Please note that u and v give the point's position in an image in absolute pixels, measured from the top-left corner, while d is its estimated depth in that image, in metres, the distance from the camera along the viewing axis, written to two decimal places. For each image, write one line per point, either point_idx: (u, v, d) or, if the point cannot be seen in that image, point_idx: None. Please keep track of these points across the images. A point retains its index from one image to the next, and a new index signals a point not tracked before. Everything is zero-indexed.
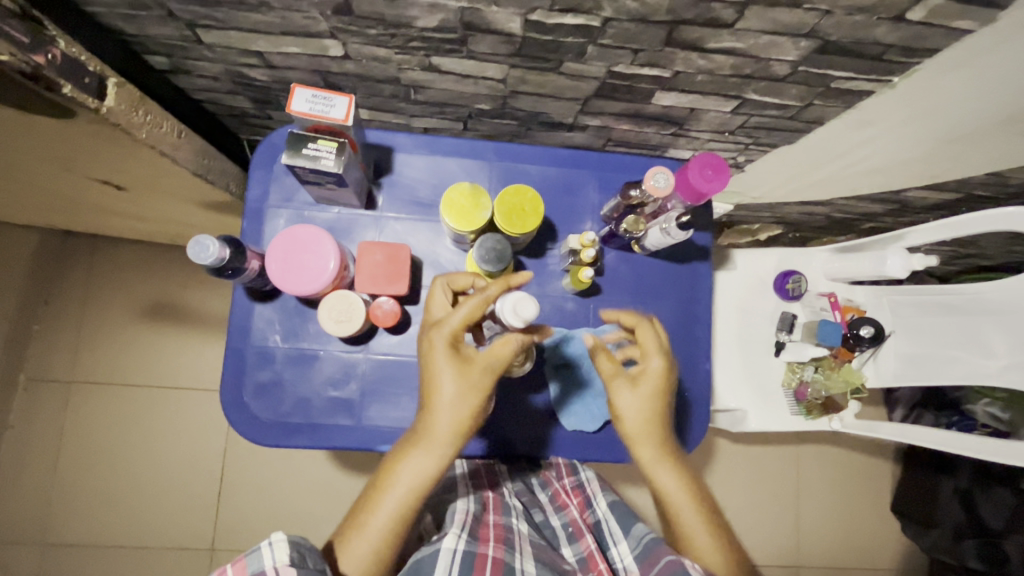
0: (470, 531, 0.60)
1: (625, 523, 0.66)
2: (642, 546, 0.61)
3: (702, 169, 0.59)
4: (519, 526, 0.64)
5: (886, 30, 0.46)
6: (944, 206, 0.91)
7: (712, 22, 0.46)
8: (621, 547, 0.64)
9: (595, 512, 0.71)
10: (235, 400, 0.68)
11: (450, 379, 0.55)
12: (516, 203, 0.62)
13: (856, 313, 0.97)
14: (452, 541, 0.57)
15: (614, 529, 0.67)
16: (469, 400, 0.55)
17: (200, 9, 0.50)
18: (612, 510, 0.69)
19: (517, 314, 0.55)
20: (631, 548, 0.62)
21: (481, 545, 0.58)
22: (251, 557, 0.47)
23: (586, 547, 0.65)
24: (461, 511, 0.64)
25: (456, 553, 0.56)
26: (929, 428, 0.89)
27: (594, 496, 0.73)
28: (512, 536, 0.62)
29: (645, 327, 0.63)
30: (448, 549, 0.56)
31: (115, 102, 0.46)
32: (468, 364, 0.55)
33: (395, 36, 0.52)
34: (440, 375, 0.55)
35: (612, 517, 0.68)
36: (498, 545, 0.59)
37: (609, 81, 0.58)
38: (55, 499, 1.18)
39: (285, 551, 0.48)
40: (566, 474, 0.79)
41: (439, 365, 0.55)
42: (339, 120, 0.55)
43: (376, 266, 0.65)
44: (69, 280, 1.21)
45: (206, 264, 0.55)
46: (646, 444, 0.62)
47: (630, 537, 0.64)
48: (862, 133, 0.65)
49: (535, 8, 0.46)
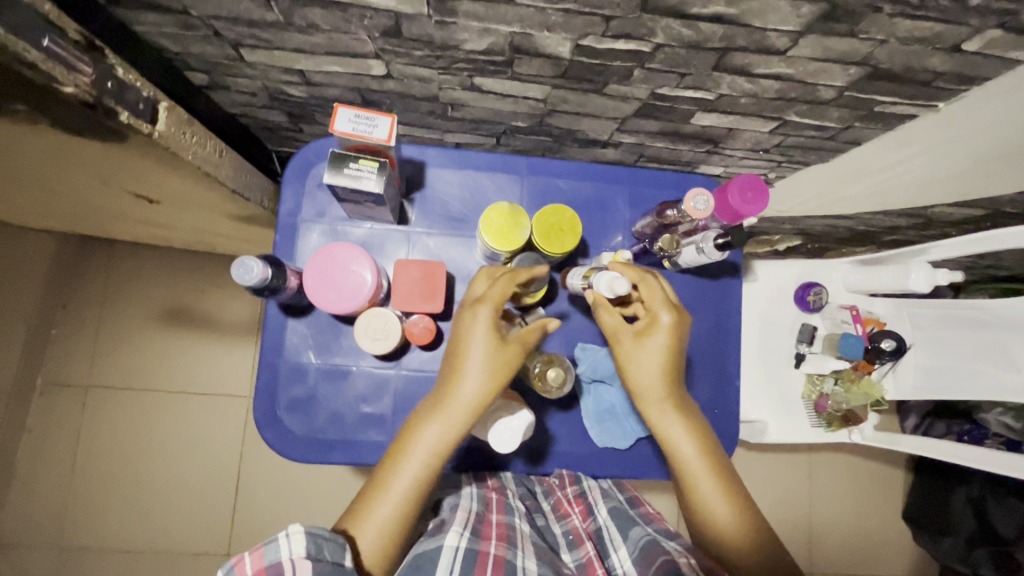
0: (471, 529, 0.55)
1: (625, 529, 0.59)
2: (640, 549, 0.55)
3: (741, 191, 0.60)
4: (521, 526, 0.59)
5: (939, 59, 0.46)
6: (969, 221, 0.91)
7: (764, 49, 0.46)
8: (621, 553, 0.57)
9: (596, 519, 0.64)
10: (267, 415, 0.68)
11: (483, 347, 0.55)
12: (554, 222, 0.63)
13: (877, 325, 0.95)
14: (453, 539, 0.53)
15: (615, 535, 0.60)
16: (502, 370, 0.55)
17: (247, 30, 0.49)
18: (613, 517, 0.62)
19: (610, 288, 0.60)
20: (629, 554, 0.56)
21: (483, 543, 0.53)
22: (267, 547, 0.43)
23: (586, 554, 0.59)
24: (462, 507, 0.59)
25: (458, 551, 0.51)
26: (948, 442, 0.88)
27: (596, 503, 0.66)
28: (514, 535, 0.56)
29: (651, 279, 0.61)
30: (450, 547, 0.52)
31: (166, 125, 0.48)
32: (502, 340, 0.56)
33: (441, 57, 0.52)
34: (474, 348, 0.55)
35: (613, 524, 0.61)
36: (499, 543, 0.54)
37: (651, 102, 0.58)
38: (72, 502, 1.18)
39: (302, 544, 0.44)
40: (569, 482, 0.70)
41: (476, 337, 0.55)
42: (382, 140, 0.55)
43: (412, 283, 0.64)
44: (88, 284, 1.21)
45: (248, 285, 0.55)
46: (652, 397, 0.60)
47: (628, 542, 0.57)
48: (897, 152, 0.65)
49: (587, 35, 0.46)
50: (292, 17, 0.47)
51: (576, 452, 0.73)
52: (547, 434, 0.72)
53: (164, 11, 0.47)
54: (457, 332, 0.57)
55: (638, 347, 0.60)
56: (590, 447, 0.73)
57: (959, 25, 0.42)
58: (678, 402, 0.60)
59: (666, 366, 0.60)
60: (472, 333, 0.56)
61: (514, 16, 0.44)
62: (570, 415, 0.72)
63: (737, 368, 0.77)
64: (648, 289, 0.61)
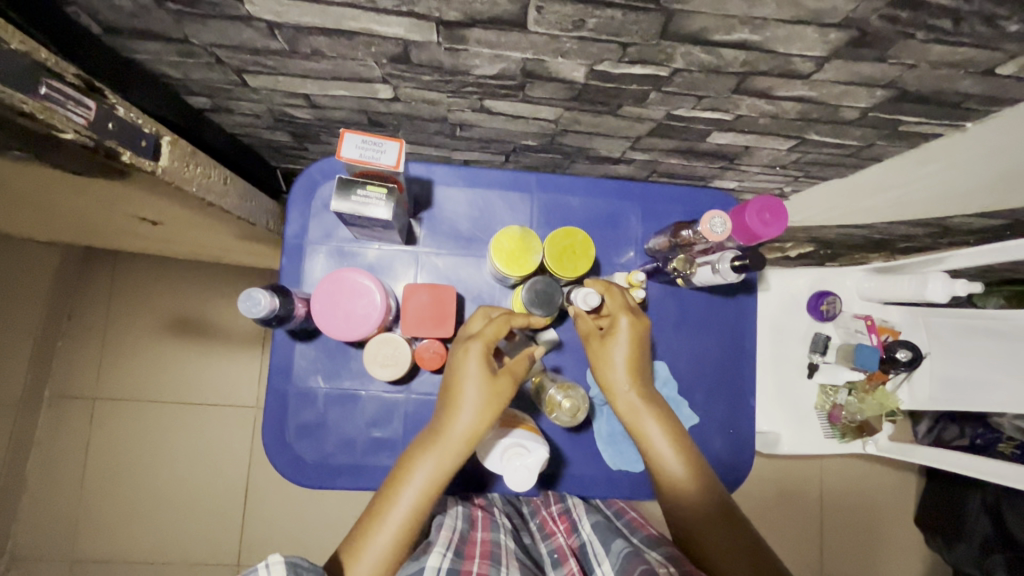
0: (454, 550, 0.53)
1: (608, 542, 0.58)
2: (622, 560, 0.53)
3: (759, 212, 0.58)
4: (505, 544, 0.58)
5: (971, 82, 0.44)
6: (989, 230, 0.88)
7: (787, 73, 0.44)
8: (604, 567, 0.55)
9: (580, 536, 0.62)
10: (276, 442, 0.67)
11: (478, 380, 0.54)
12: (567, 244, 0.62)
13: (891, 334, 0.91)
14: (435, 560, 0.51)
15: (597, 549, 0.58)
16: (498, 404, 0.55)
17: (250, 57, 0.48)
18: (597, 531, 0.61)
19: (586, 302, 0.60)
20: (611, 566, 0.54)
21: (465, 562, 0.51)
22: None
23: (569, 569, 0.56)
24: (446, 527, 0.58)
25: (440, 570, 0.49)
26: (960, 453, 0.86)
27: (581, 519, 0.64)
28: (498, 553, 0.55)
29: (612, 287, 0.64)
30: (431, 568, 0.50)
31: (169, 160, 0.47)
32: (497, 375, 0.55)
33: (451, 81, 0.50)
34: (467, 384, 0.54)
35: (595, 539, 0.60)
36: (482, 561, 0.52)
37: (665, 122, 0.56)
38: (82, 514, 1.18)
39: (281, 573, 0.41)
40: (554, 501, 0.71)
41: (472, 370, 0.54)
42: (389, 166, 0.53)
43: (422, 308, 0.63)
44: (93, 297, 1.21)
45: (257, 316, 0.54)
46: (621, 392, 0.62)
47: (611, 555, 0.55)
48: (919, 168, 0.63)
49: (603, 60, 0.44)
50: (296, 45, 0.45)
51: (589, 475, 0.71)
52: (560, 456, 0.71)
53: (165, 40, 0.45)
54: (453, 364, 0.56)
55: (605, 347, 0.63)
56: (602, 469, 0.71)
57: (994, 51, 0.40)
58: (650, 399, 0.61)
59: (632, 363, 0.62)
60: (467, 366, 0.55)
61: (527, 43, 0.43)
62: (582, 438, 0.71)
63: (753, 387, 0.75)
64: (611, 295, 0.63)
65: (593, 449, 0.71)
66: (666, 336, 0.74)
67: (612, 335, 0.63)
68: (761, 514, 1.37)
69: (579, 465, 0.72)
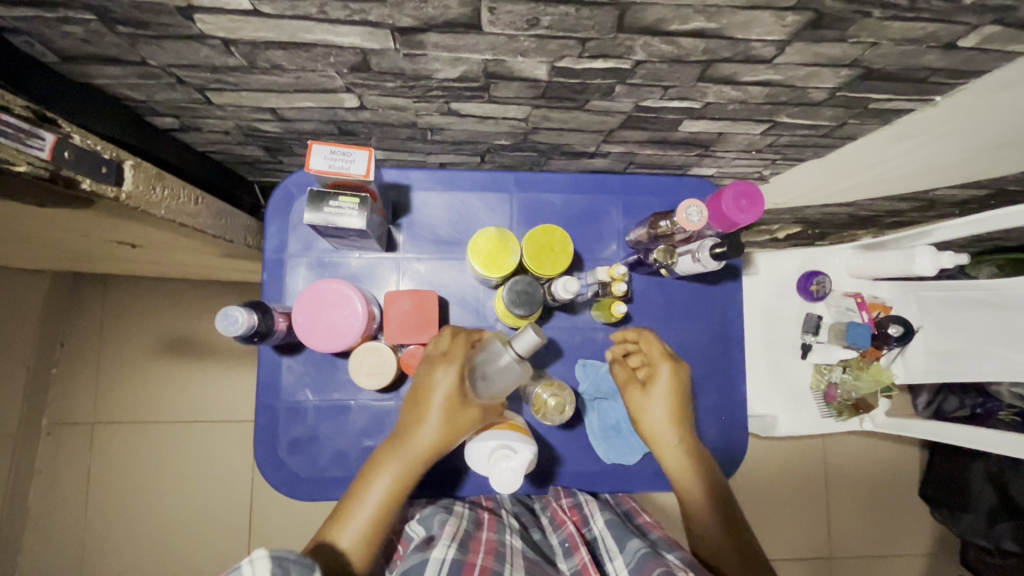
0: (459, 542, 0.54)
1: (622, 540, 0.58)
2: (637, 559, 0.53)
3: (735, 199, 0.58)
4: (511, 541, 0.58)
5: (935, 57, 0.44)
6: (973, 200, 0.88)
7: (750, 58, 0.44)
8: (617, 563, 0.56)
9: (592, 529, 0.63)
10: (269, 458, 0.67)
11: (443, 398, 0.55)
12: (544, 242, 0.61)
13: (883, 310, 0.93)
14: (440, 551, 0.52)
15: (610, 545, 0.58)
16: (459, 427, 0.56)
17: (210, 75, 0.48)
18: (610, 527, 0.61)
19: (566, 291, 0.59)
20: (626, 564, 0.54)
21: (470, 555, 0.52)
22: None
23: (580, 560, 0.57)
24: (451, 523, 0.58)
25: (445, 561, 0.51)
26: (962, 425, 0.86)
27: (592, 514, 0.65)
28: (503, 549, 0.55)
29: (649, 337, 0.66)
30: (436, 559, 0.51)
31: (134, 184, 0.47)
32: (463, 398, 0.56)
33: (415, 87, 0.50)
34: (434, 403, 0.56)
35: (608, 535, 0.60)
36: (487, 555, 0.53)
37: (635, 114, 0.55)
38: (89, 539, 1.18)
39: (265, 568, 0.41)
40: (563, 494, 0.69)
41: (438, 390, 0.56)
42: (360, 175, 0.53)
43: (405, 315, 0.63)
44: (85, 322, 1.20)
45: (236, 334, 0.54)
46: (665, 444, 0.63)
47: (625, 553, 0.56)
48: (896, 143, 0.62)
49: (564, 56, 0.44)
50: (255, 60, 0.45)
51: (585, 471, 0.72)
52: (554, 454, 0.71)
53: (123, 63, 0.45)
54: (422, 379, 0.57)
55: (647, 397, 0.64)
56: (599, 465, 0.71)
57: (954, 24, 0.39)
58: (694, 453, 0.63)
59: (673, 414, 0.64)
60: (436, 386, 0.56)
61: (485, 44, 0.42)
62: (575, 433, 0.71)
63: (743, 374, 0.75)
64: (647, 342, 0.66)
65: (587, 444, 0.71)
66: (654, 327, 0.73)
67: (654, 383, 0.64)
68: (766, 497, 1.38)
69: (574, 460, 0.71)
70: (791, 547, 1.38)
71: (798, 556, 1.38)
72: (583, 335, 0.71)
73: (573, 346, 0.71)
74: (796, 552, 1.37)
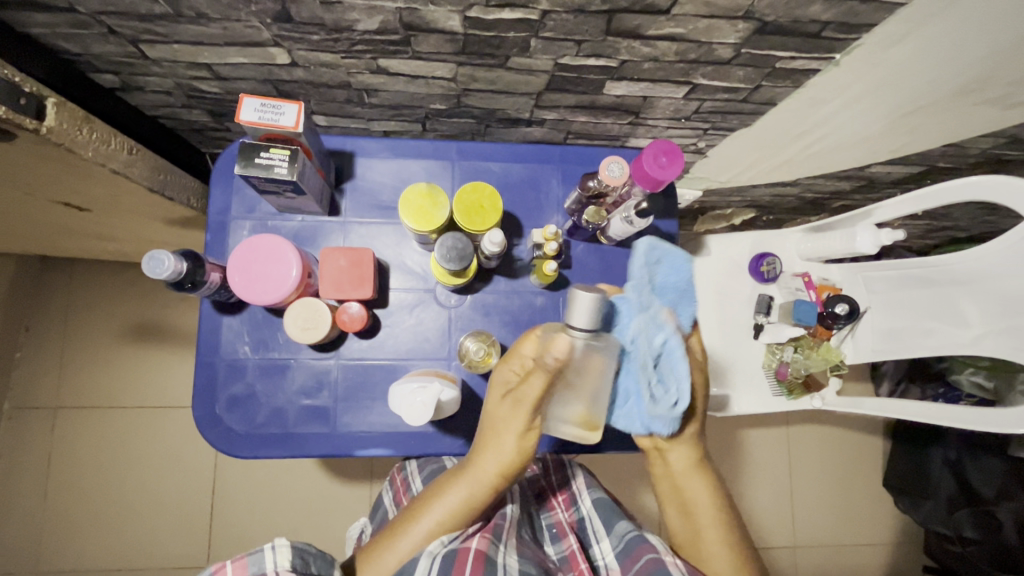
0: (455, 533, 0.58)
1: (610, 522, 0.67)
2: (625, 543, 0.62)
3: (655, 156, 0.60)
4: (508, 515, 0.64)
5: (820, 8, 0.47)
6: (909, 179, 0.92)
7: (648, 9, 0.47)
8: (604, 545, 0.66)
9: (581, 510, 0.73)
10: (207, 415, 0.68)
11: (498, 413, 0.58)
12: (473, 200, 0.62)
13: (832, 291, 0.89)
14: (434, 544, 0.55)
15: (598, 528, 0.68)
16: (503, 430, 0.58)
17: (140, 25, 0.50)
18: (598, 508, 0.70)
19: (491, 243, 0.61)
20: (614, 547, 0.64)
21: (467, 540, 0.57)
22: (252, 557, 0.48)
23: (568, 546, 0.68)
24: None
25: (437, 554, 0.54)
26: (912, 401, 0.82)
27: (580, 494, 0.75)
28: (500, 531, 0.61)
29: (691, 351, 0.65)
30: (428, 552, 0.54)
31: (56, 121, 0.52)
32: (511, 408, 0.57)
33: (339, 40, 0.52)
34: (500, 417, 0.58)
35: (597, 517, 0.70)
36: (483, 538, 0.58)
37: (558, 74, 0.58)
38: (47, 527, 1.15)
39: (286, 557, 0.48)
40: (554, 469, 0.80)
41: (502, 421, 0.58)
42: (289, 127, 0.56)
43: (340, 271, 0.64)
44: (49, 305, 1.18)
45: (162, 278, 0.56)
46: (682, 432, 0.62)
47: (612, 536, 0.65)
48: (818, 110, 0.65)
49: (472, 5, 0.47)
50: (179, 8, 0.47)
51: None
52: None
53: (52, 10, 0.47)
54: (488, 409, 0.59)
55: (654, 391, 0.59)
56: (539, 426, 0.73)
57: None
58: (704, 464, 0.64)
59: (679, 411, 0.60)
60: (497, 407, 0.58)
61: None
62: None
63: None
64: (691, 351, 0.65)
65: None
66: None
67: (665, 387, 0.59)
68: (734, 486, 1.38)
69: None
70: (761, 538, 1.37)
71: (762, 545, 1.37)
72: (522, 300, 0.73)
73: (509, 308, 0.72)
74: (760, 541, 1.37)
